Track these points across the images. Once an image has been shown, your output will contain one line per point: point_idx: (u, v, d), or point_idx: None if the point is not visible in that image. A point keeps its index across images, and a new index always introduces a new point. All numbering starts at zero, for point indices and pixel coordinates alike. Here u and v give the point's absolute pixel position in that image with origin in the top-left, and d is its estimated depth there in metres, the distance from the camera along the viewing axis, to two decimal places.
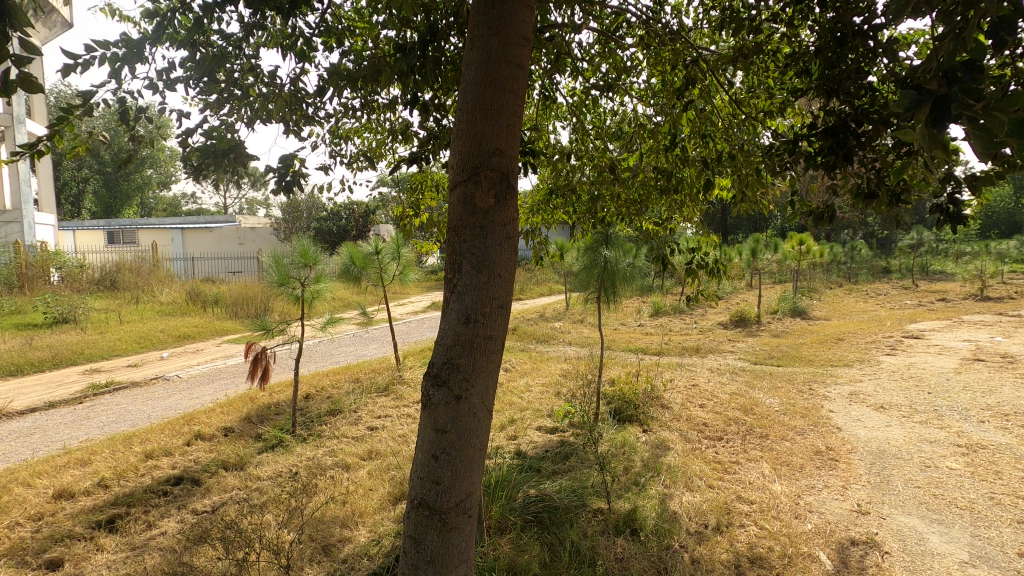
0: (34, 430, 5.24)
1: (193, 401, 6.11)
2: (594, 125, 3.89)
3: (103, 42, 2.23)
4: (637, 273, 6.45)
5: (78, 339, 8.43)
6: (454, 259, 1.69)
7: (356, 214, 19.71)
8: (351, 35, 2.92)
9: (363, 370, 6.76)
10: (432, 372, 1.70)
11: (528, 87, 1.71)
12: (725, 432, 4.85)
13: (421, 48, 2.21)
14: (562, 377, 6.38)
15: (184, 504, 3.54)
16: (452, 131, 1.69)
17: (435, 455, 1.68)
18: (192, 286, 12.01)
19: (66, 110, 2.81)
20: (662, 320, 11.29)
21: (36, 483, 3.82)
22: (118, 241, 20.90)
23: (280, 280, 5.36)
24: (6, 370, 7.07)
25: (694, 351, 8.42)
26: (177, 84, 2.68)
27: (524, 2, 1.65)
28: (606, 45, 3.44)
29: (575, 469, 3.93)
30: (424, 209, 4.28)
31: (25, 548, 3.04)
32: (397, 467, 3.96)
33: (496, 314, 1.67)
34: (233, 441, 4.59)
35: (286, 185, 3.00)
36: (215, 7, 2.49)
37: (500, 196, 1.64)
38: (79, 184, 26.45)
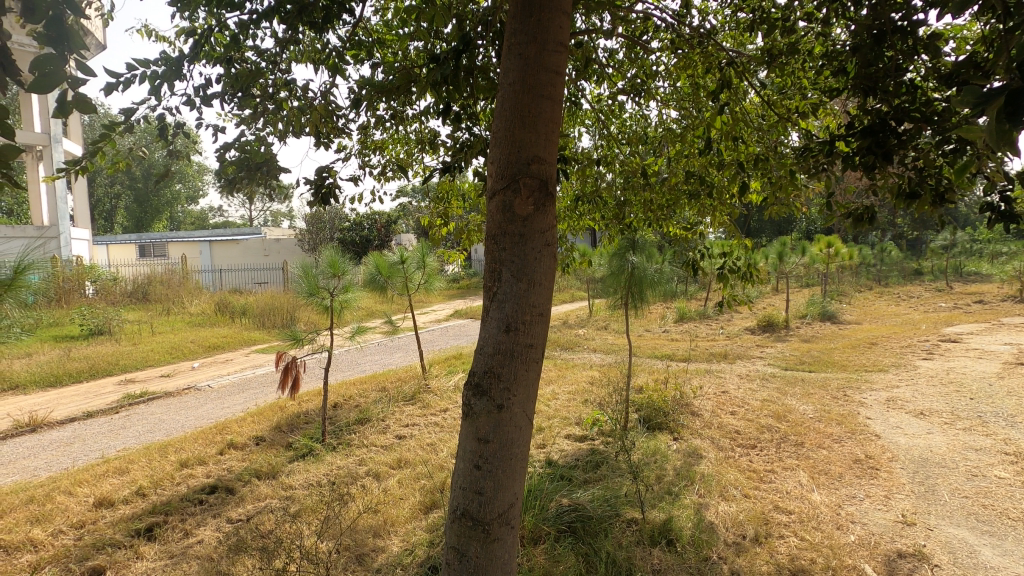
0: (74, 440, 5.39)
1: (225, 410, 6.22)
2: (620, 130, 3.87)
3: (144, 61, 2.31)
4: (664, 279, 6.38)
5: (113, 350, 8.65)
6: (493, 267, 1.68)
7: (378, 224, 19.95)
8: (380, 47, 2.96)
9: (390, 378, 6.81)
10: (473, 381, 1.69)
11: (566, 93, 1.70)
12: (758, 440, 4.75)
13: (454, 58, 2.22)
14: (588, 385, 6.33)
15: (218, 513, 3.58)
16: (490, 138, 1.69)
17: (478, 465, 1.67)
18: (221, 297, 12.26)
19: (108, 128, 2.90)
20: (688, 326, 11.14)
21: (77, 491, 3.91)
22: (149, 255, 21.46)
23: (309, 290, 5.44)
24: (46, 381, 7.29)
25: (722, 357, 8.28)
26: (213, 100, 2.75)
27: (562, 8, 1.65)
28: (633, 50, 3.43)
29: (607, 478, 3.88)
30: (451, 217, 4.31)
31: (68, 556, 3.10)
32: (428, 475, 3.95)
33: (536, 322, 1.66)
34: (266, 450, 4.64)
35: (320, 196, 3.05)
36: (251, 24, 2.54)
37: (540, 204, 1.64)
38: (112, 200, 27.48)
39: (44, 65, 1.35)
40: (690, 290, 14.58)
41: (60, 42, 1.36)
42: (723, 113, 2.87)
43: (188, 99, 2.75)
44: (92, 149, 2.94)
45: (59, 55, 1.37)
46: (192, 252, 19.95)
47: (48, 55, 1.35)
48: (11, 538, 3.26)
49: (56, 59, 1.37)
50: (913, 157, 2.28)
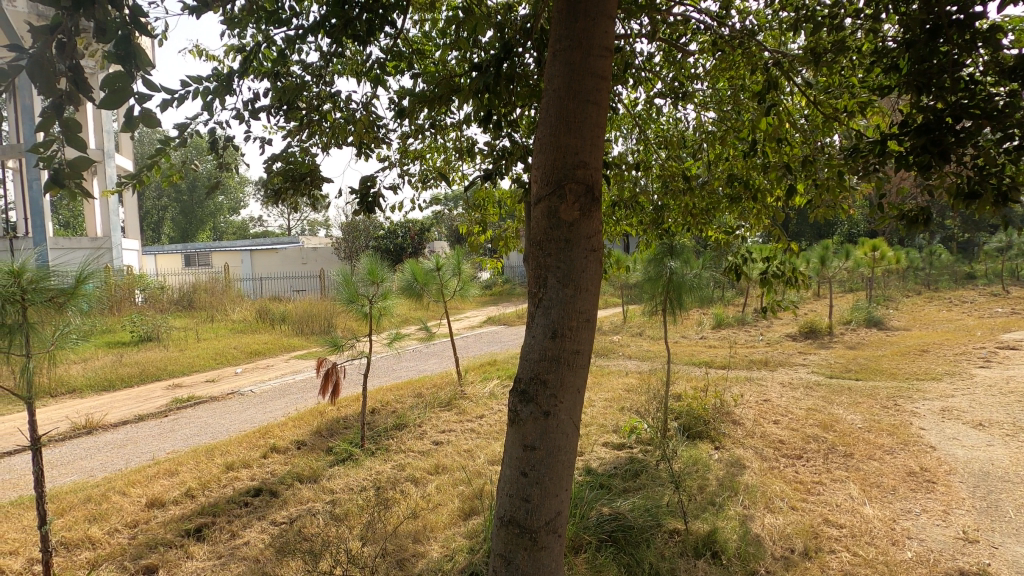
0: (127, 442, 5.60)
1: (267, 415, 6.37)
2: (657, 135, 3.83)
3: (197, 78, 2.42)
4: (702, 284, 6.25)
5: (161, 356, 8.98)
6: (538, 273, 1.67)
7: (412, 232, 20.27)
8: (419, 58, 3.01)
9: (426, 384, 6.87)
10: (519, 388, 1.69)
11: (612, 97, 1.69)
12: (804, 450, 4.59)
13: (495, 66, 2.23)
14: (625, 392, 6.25)
15: (263, 515, 3.66)
16: (535, 145, 1.70)
17: (525, 473, 1.66)
18: (262, 304, 12.62)
19: (164, 142, 3.04)
20: (726, 333, 10.89)
21: (131, 492, 4.07)
22: (194, 264, 22.23)
23: (349, 297, 5.55)
24: (100, 386, 7.62)
25: (762, 364, 8.06)
26: (260, 114, 2.84)
27: (607, 13, 1.65)
28: (671, 53, 3.40)
29: (647, 487, 3.81)
30: (488, 224, 4.33)
31: (123, 554, 3.22)
32: (465, 481, 3.95)
33: (583, 328, 1.65)
34: (307, 454, 4.74)
35: (365, 205, 3.12)
36: (297, 39, 2.62)
37: (586, 209, 1.63)
38: (160, 212, 28.70)
39: (115, 82, 1.41)
40: (727, 296, 14.28)
41: (127, 60, 1.43)
42: (767, 115, 2.80)
43: (237, 113, 2.85)
44: (149, 163, 3.07)
45: (127, 72, 1.44)
46: (234, 261, 20.59)
47: (117, 73, 1.41)
48: (71, 535, 3.40)
49: (125, 76, 1.44)
50: (973, 155, 2.16)
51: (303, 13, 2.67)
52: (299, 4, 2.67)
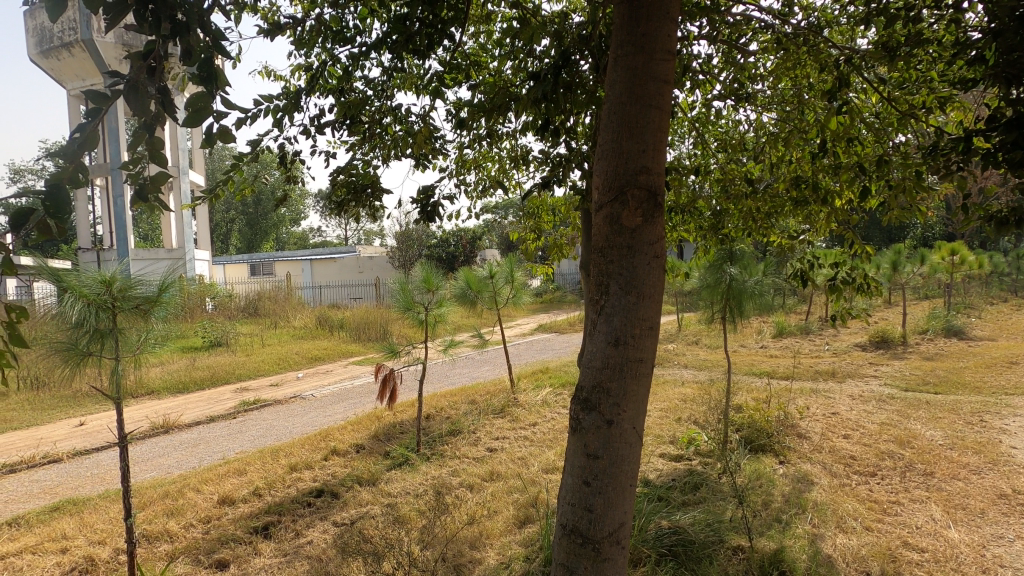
0: (200, 442, 5.92)
1: (328, 418, 6.59)
2: (716, 139, 3.73)
3: (269, 96, 2.57)
4: (764, 291, 6.01)
5: (230, 360, 9.47)
6: (600, 280, 1.66)
7: (464, 241, 20.62)
8: (476, 70, 3.06)
9: (480, 392, 6.92)
10: (581, 396, 1.68)
11: (675, 102, 1.66)
12: (878, 467, 4.32)
13: (553, 74, 2.26)
14: (682, 402, 6.09)
15: (325, 516, 3.78)
16: (596, 151, 1.69)
17: (587, 481, 1.64)
18: (321, 312, 13.09)
19: (238, 158, 3.22)
20: (788, 342, 10.43)
21: (204, 489, 4.30)
22: (259, 274, 23.33)
23: (406, 305, 5.69)
24: (175, 388, 8.12)
25: (829, 375, 7.66)
26: (326, 129, 2.96)
27: (670, 17, 1.63)
28: (730, 54, 3.31)
29: (708, 501, 3.69)
30: (542, 231, 4.33)
31: (198, 548, 3.40)
32: (520, 489, 3.95)
33: (646, 336, 1.62)
34: (365, 457, 4.86)
35: (425, 214, 3.20)
36: (361, 56, 2.72)
37: (648, 215, 1.61)
38: (228, 224, 30.40)
39: (197, 101, 1.48)
40: (789, 303, 13.70)
41: (209, 82, 1.51)
42: (836, 114, 2.67)
43: (304, 128, 2.99)
44: (224, 178, 3.27)
45: (208, 93, 1.52)
46: (295, 270, 21.51)
47: (199, 93, 1.49)
48: (152, 528, 3.63)
49: (207, 96, 1.51)
50: None
51: (366, 31, 2.77)
52: (362, 22, 2.78)
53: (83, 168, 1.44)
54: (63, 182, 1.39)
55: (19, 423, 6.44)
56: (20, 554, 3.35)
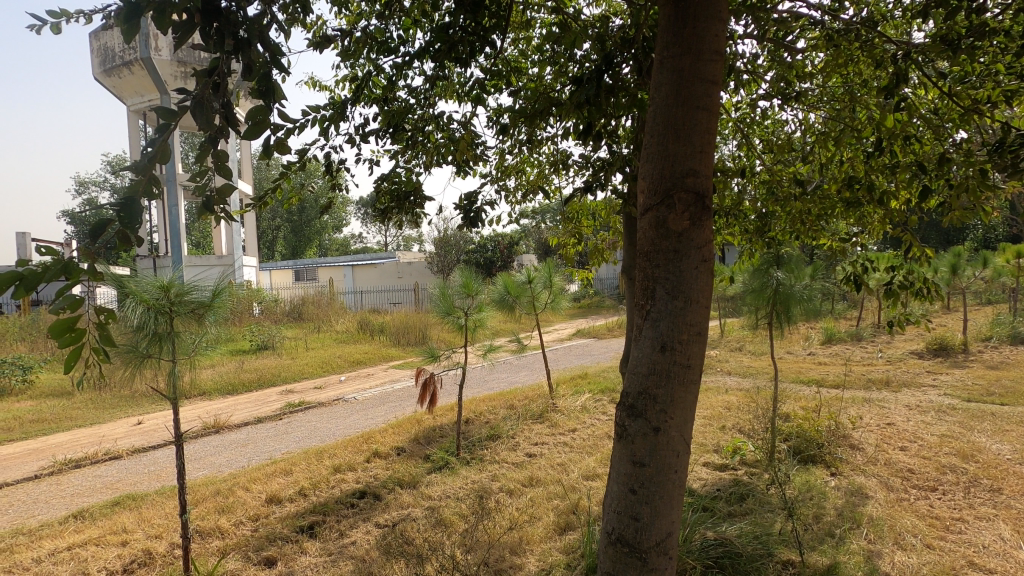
0: (249, 442, 6.13)
1: (369, 421, 6.70)
2: (761, 139, 3.64)
3: (316, 107, 2.65)
4: (813, 296, 5.79)
5: (276, 363, 9.78)
6: (645, 284, 1.63)
7: (501, 246, 20.75)
8: (516, 76, 3.08)
9: (518, 397, 6.91)
10: (627, 403, 1.65)
11: (723, 103, 1.63)
12: (939, 482, 4.09)
13: (596, 78, 2.25)
14: (726, 410, 5.92)
15: (368, 518, 3.84)
16: (642, 154, 1.67)
17: (633, 489, 1.62)
18: (362, 316, 13.35)
19: (286, 167, 3.34)
20: (838, 349, 10.03)
21: (252, 488, 4.44)
22: (303, 280, 23.97)
23: (446, 310, 5.75)
24: (225, 390, 8.43)
25: (884, 384, 7.32)
26: (370, 137, 3.03)
27: (718, 16, 1.61)
28: (777, 53, 3.23)
29: (755, 513, 3.57)
30: (583, 235, 4.31)
31: (247, 545, 3.51)
32: (561, 496, 3.92)
33: (694, 341, 1.59)
34: (406, 461, 4.92)
35: (468, 220, 3.23)
36: (404, 65, 2.78)
37: (696, 219, 1.58)
38: (274, 232, 31.44)
39: (257, 114, 1.55)
40: (838, 308, 13.19)
41: (268, 95, 1.57)
42: (892, 112, 2.56)
43: (349, 137, 3.06)
44: (273, 187, 3.39)
45: (267, 106, 1.58)
46: (337, 276, 22.04)
47: (258, 106, 1.55)
48: (205, 524, 3.77)
49: (265, 109, 1.57)
50: None
51: (409, 41, 2.82)
52: (406, 32, 2.83)
53: (155, 180, 1.52)
54: (137, 194, 1.47)
55: (84, 421, 6.82)
56: (85, 545, 3.54)
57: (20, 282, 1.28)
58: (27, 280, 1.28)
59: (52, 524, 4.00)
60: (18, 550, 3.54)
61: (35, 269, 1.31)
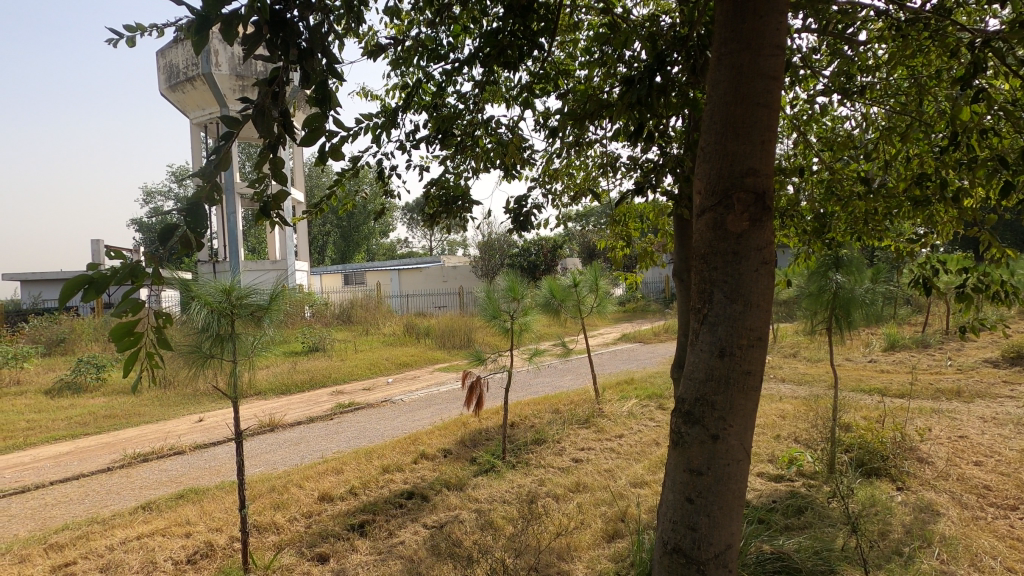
0: (302, 440, 6.33)
1: (416, 423, 6.81)
2: (819, 136, 3.50)
3: (369, 115, 2.72)
4: (875, 301, 5.50)
5: (327, 365, 10.08)
6: (702, 288, 1.59)
7: (545, 250, 20.76)
8: (564, 79, 3.08)
9: (563, 401, 6.86)
10: (683, 409, 1.61)
11: (784, 99, 1.57)
12: (1021, 500, 3.80)
13: (648, 77, 2.20)
14: (781, 418, 5.71)
15: (415, 518, 3.89)
16: (698, 154, 1.63)
17: (690, 499, 1.57)
18: (408, 320, 13.60)
19: (340, 175, 3.44)
20: (902, 356, 9.49)
21: (306, 485, 4.57)
22: (351, 284, 24.61)
23: (492, 313, 5.79)
24: (279, 391, 8.75)
25: (955, 395, 6.87)
26: (420, 143, 3.08)
27: (780, 8, 1.55)
28: (836, 47, 3.10)
29: (814, 527, 3.41)
30: (630, 239, 4.24)
31: (301, 541, 3.62)
32: (608, 503, 3.87)
33: (754, 347, 1.53)
34: (453, 463, 4.97)
35: (518, 223, 3.24)
36: (454, 71, 2.81)
37: (756, 219, 1.52)
38: (324, 238, 32.47)
39: (313, 122, 1.60)
40: (902, 313, 12.50)
41: (324, 103, 1.61)
42: (968, 104, 2.40)
43: (400, 144, 3.12)
44: (328, 194, 3.50)
45: (323, 112, 1.62)
46: (384, 280, 22.53)
47: (315, 114, 1.60)
48: (262, 519, 3.92)
49: (322, 116, 1.62)
50: None
51: (459, 48, 2.86)
52: (456, 39, 2.87)
53: (217, 188, 1.58)
54: (201, 201, 1.54)
55: (151, 418, 7.22)
56: (152, 535, 3.73)
57: (90, 284, 1.35)
58: (96, 283, 1.35)
59: (123, 514, 4.24)
60: (93, 537, 3.77)
61: (104, 272, 1.39)
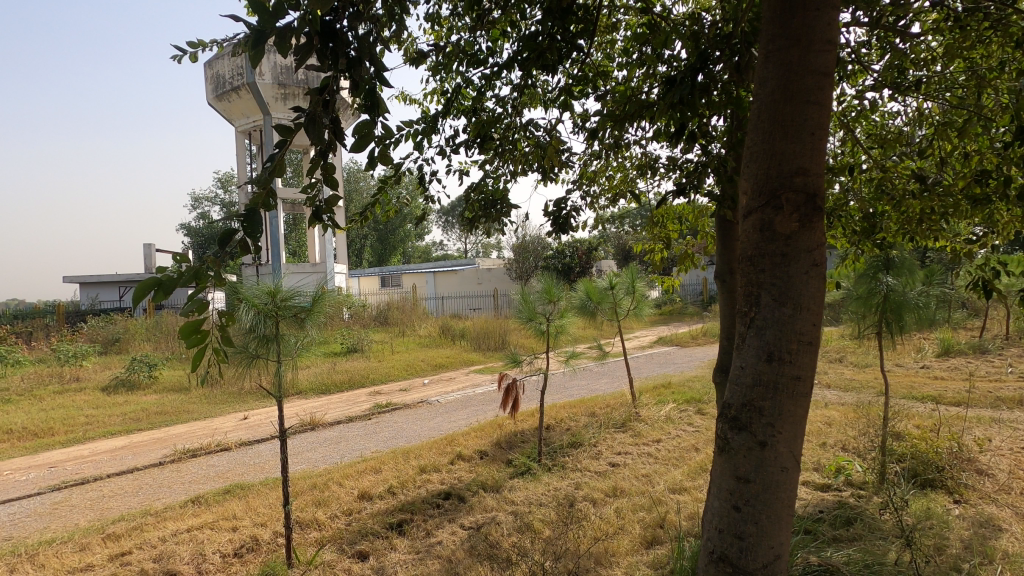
0: (341, 439, 6.46)
1: (452, 424, 6.86)
2: (869, 134, 3.38)
3: (410, 122, 2.77)
4: (928, 304, 5.26)
5: (365, 366, 10.28)
6: (749, 291, 1.55)
7: (580, 252, 20.67)
8: (602, 80, 3.06)
9: (599, 404, 6.80)
10: (729, 414, 1.57)
11: (836, 97, 1.52)
12: None
13: (690, 77, 2.17)
14: (827, 426, 5.51)
15: (453, 519, 3.92)
16: (745, 154, 1.60)
17: (737, 506, 1.54)
18: (444, 322, 13.74)
19: (383, 181, 3.51)
20: (958, 363, 9.04)
21: (346, 483, 4.67)
22: (388, 286, 24.98)
23: (528, 315, 5.79)
24: (319, 391, 8.96)
25: (1017, 403, 6.49)
26: (459, 147, 3.11)
27: (831, 3, 1.51)
28: (886, 40, 2.99)
29: (864, 539, 3.27)
30: (669, 241, 4.18)
31: (342, 538, 3.70)
32: (647, 508, 3.81)
33: (805, 351, 1.48)
34: (489, 464, 4.99)
35: (557, 226, 3.24)
36: (493, 76, 2.83)
37: (806, 220, 1.48)
38: (362, 241, 33.14)
39: (363, 129, 1.64)
40: (957, 317, 11.91)
41: (372, 110, 1.64)
42: None
43: (440, 149, 3.17)
44: (371, 200, 3.58)
45: (371, 119, 1.65)
46: (420, 282, 22.81)
47: (364, 121, 1.64)
48: (305, 516, 4.02)
49: (370, 123, 1.65)
50: None
51: (497, 52, 2.87)
52: (495, 44, 2.89)
53: (272, 193, 1.64)
54: (258, 207, 1.59)
55: (199, 415, 7.50)
56: (202, 528, 3.87)
57: (159, 286, 1.42)
58: (166, 285, 1.43)
59: (174, 507, 4.42)
60: (147, 529, 3.94)
61: (172, 275, 1.46)
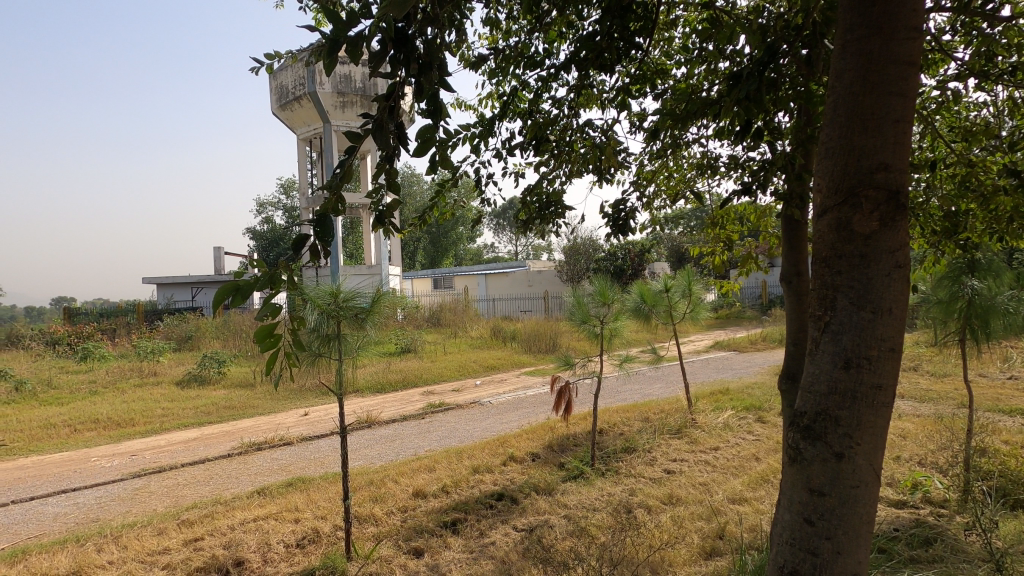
0: (396, 437, 6.60)
1: (504, 425, 6.88)
2: (952, 127, 3.15)
3: (467, 125, 2.81)
4: (1018, 310, 4.85)
5: (419, 366, 10.48)
6: (824, 293, 1.48)
7: (632, 255, 20.37)
8: (661, 78, 3.00)
9: (654, 410, 6.66)
10: (802, 423, 1.49)
11: (922, 86, 1.43)
12: None
13: (757, 72, 2.08)
14: (901, 438, 5.17)
15: (506, 520, 3.94)
16: (820, 150, 1.52)
17: (810, 520, 1.46)
18: (495, 323, 13.83)
19: (439, 184, 3.57)
20: None
21: (401, 480, 4.77)
22: (440, 287, 25.38)
23: (582, 318, 5.73)
24: (375, 389, 9.20)
25: None
26: (515, 150, 3.12)
27: None
28: (972, 26, 2.77)
29: (945, 561, 3.04)
30: (729, 243, 4.05)
31: (398, 535, 3.78)
32: (705, 518, 3.70)
33: (886, 359, 1.40)
34: (541, 466, 4.98)
35: (615, 227, 3.20)
36: (550, 77, 2.82)
37: (888, 219, 1.40)
38: (416, 244, 33.89)
39: (426, 133, 1.66)
40: None
41: (435, 114, 1.67)
42: None
43: (497, 152, 3.18)
44: (427, 204, 3.64)
45: (434, 124, 1.68)
46: (472, 284, 23.06)
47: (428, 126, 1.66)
48: (362, 511, 4.14)
49: (433, 127, 1.68)
50: None
51: (554, 53, 2.87)
52: (551, 45, 2.88)
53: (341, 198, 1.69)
54: (329, 212, 1.64)
55: (264, 410, 7.86)
56: (267, 518, 4.05)
57: (237, 291, 1.47)
58: (243, 289, 1.48)
59: (241, 498, 4.64)
60: (217, 516, 4.15)
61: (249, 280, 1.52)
